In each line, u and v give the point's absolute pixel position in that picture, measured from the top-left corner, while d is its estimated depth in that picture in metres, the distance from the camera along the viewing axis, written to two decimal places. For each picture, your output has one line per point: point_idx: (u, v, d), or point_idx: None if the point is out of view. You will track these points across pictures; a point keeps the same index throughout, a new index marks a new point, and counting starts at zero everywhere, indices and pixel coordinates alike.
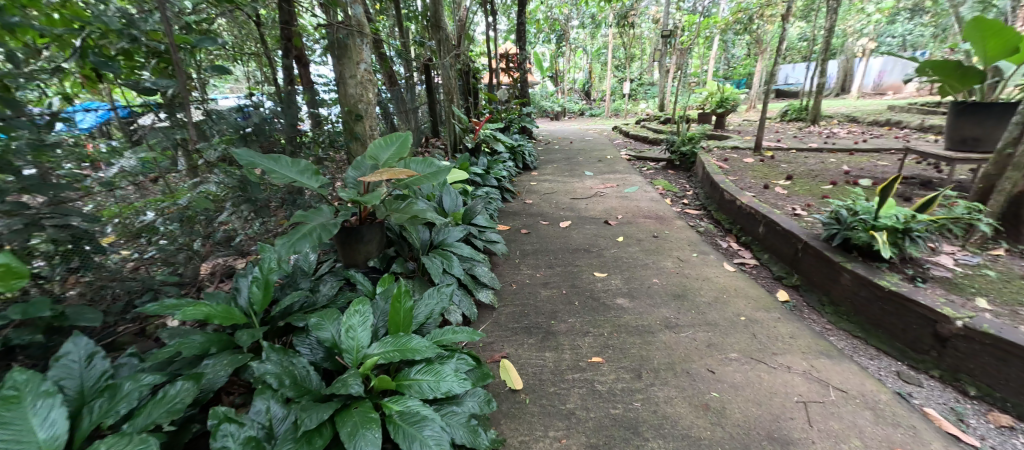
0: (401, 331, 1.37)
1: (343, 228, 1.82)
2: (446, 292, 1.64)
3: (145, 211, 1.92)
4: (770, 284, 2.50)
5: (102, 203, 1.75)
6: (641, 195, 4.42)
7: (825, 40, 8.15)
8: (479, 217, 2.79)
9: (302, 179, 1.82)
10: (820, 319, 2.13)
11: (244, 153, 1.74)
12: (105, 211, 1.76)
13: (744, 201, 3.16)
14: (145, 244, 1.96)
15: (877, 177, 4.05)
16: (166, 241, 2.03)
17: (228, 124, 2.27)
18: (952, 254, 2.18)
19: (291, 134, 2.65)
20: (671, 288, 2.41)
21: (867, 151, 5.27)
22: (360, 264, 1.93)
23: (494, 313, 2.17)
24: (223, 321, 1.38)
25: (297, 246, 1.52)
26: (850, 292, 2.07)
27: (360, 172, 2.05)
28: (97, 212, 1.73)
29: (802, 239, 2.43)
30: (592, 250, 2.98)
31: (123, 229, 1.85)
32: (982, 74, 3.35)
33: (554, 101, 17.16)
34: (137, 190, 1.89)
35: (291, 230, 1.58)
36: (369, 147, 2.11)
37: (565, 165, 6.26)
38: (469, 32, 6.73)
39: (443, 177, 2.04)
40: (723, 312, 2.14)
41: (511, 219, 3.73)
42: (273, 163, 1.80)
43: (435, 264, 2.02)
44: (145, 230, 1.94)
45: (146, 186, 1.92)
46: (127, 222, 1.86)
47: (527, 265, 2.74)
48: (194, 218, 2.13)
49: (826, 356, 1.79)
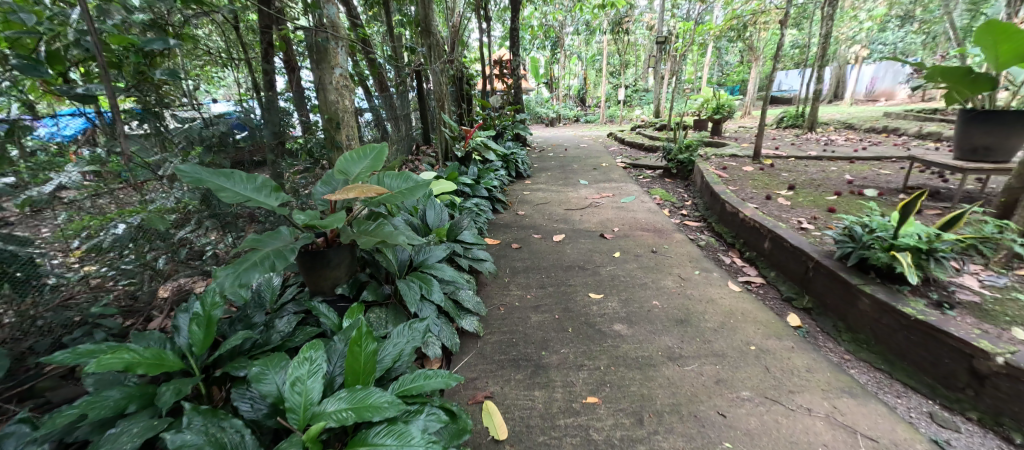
0: (361, 381, 1.17)
1: (306, 253, 1.61)
2: (419, 328, 1.43)
3: (115, 222, 1.69)
4: (780, 306, 2.31)
5: (73, 215, 1.61)
6: (638, 206, 4.24)
7: (821, 47, 8.07)
8: (466, 232, 2.59)
9: (255, 196, 1.60)
10: (837, 347, 1.94)
11: (190, 168, 1.52)
12: (79, 222, 1.61)
13: (747, 214, 2.98)
14: (116, 259, 1.73)
15: (883, 186, 3.89)
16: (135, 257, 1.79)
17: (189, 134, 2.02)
18: (976, 275, 2.01)
19: (269, 144, 2.46)
20: (673, 311, 2.21)
21: (869, 159, 5.13)
22: (326, 291, 1.73)
23: (478, 342, 1.97)
24: (150, 370, 1.17)
25: (247, 277, 1.32)
26: (869, 318, 1.89)
27: (330, 188, 1.86)
28: (68, 223, 1.59)
29: (813, 257, 2.24)
30: (587, 267, 2.78)
31: (93, 243, 1.65)
32: (994, 82, 3.16)
33: (549, 107, 17.01)
34: (109, 196, 1.70)
35: (240, 258, 1.38)
36: (339, 161, 1.90)
37: (559, 173, 6.07)
38: (461, 37, 6.55)
39: (422, 193, 1.83)
40: (732, 340, 1.95)
41: (502, 232, 3.53)
42: (224, 179, 1.57)
43: (411, 290, 1.81)
44: (111, 247, 1.69)
45: (124, 191, 1.75)
46: (95, 235, 1.65)
47: (517, 285, 2.54)
48: (152, 236, 1.82)
49: (849, 395, 1.60)
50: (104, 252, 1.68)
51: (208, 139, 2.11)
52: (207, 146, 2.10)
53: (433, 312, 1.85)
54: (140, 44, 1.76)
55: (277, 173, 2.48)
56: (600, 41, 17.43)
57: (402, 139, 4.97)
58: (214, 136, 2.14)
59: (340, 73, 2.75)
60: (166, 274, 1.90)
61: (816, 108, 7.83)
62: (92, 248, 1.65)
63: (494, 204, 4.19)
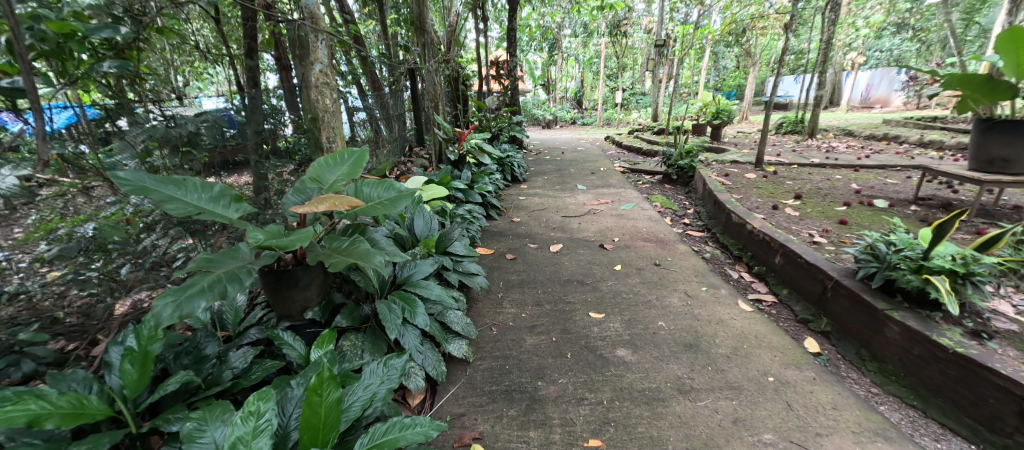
0: (321, 438, 0.97)
1: (270, 272, 1.42)
2: (396, 365, 1.24)
3: (84, 223, 1.59)
4: (795, 329, 2.13)
5: (44, 215, 1.48)
6: (639, 214, 4.05)
7: (823, 52, 7.93)
8: (457, 244, 2.40)
9: (211, 208, 1.40)
10: (862, 379, 1.77)
11: (130, 173, 1.31)
12: (46, 224, 1.49)
13: (756, 225, 2.80)
14: (83, 264, 1.59)
15: (892, 196, 3.74)
16: (100, 264, 1.63)
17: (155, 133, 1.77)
18: (1010, 298, 1.84)
19: (250, 143, 2.23)
20: (680, 334, 2.03)
21: (873, 167, 5.00)
22: (295, 315, 1.53)
23: (467, 370, 1.77)
24: (65, 421, 0.98)
25: (190, 305, 1.12)
26: (898, 348, 1.72)
27: (303, 197, 1.69)
28: (37, 225, 1.46)
29: (832, 276, 2.07)
30: (586, 282, 2.59)
31: (58, 250, 1.52)
32: (1014, 90, 2.94)
33: (546, 109, 16.80)
34: (87, 196, 1.61)
35: (184, 283, 1.18)
36: (312, 167, 1.70)
37: (556, 177, 5.89)
38: (457, 35, 6.33)
39: (405, 205, 1.63)
40: (747, 369, 1.77)
41: (495, 241, 3.33)
42: (174, 188, 1.36)
43: (392, 313, 1.61)
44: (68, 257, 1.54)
45: (102, 190, 1.64)
46: (66, 238, 1.55)
47: (511, 302, 2.35)
48: (108, 245, 1.63)
49: (883, 439, 1.43)
50: (71, 257, 1.55)
51: (175, 140, 1.85)
52: (175, 147, 1.85)
53: (416, 338, 1.66)
54: (86, 32, 1.50)
55: (258, 175, 2.29)
56: (598, 43, 17.31)
57: (394, 141, 4.76)
58: (180, 137, 1.87)
59: (321, 69, 2.51)
60: (128, 285, 1.71)
61: (817, 114, 7.71)
62: (35, 259, 1.48)
63: (489, 211, 3.99)
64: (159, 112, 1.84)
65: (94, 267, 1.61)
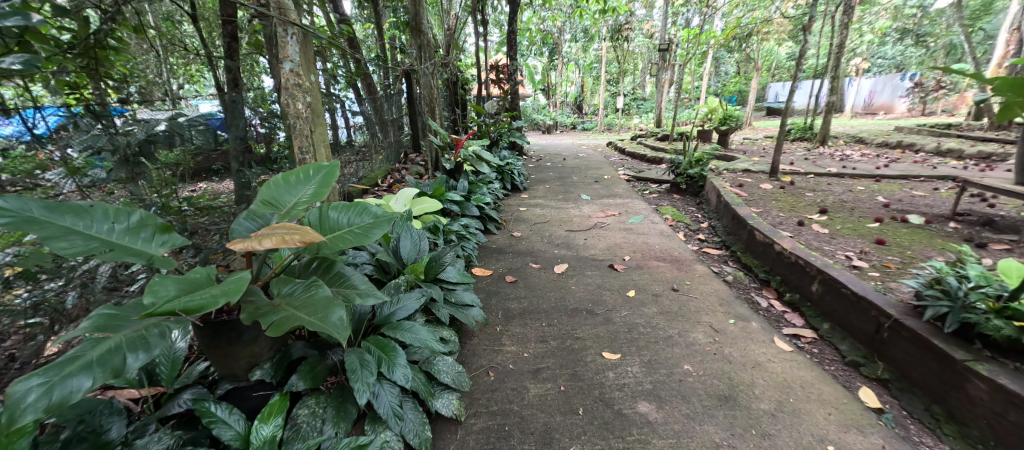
0: None
1: (204, 326, 1.12)
2: None
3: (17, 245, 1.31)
4: (846, 375, 1.81)
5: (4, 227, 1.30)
6: (649, 228, 3.74)
7: (835, 56, 7.60)
8: (448, 269, 2.08)
9: (126, 242, 1.09)
10: (939, 446, 1.46)
11: (13, 200, 0.99)
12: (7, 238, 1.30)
13: (786, 246, 2.47)
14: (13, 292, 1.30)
15: (925, 211, 3.44)
16: (58, 283, 1.41)
17: (110, 141, 1.63)
18: None
19: (233, 148, 2.16)
20: (712, 382, 1.71)
21: (894, 177, 4.70)
22: (239, 376, 1.24)
23: (458, 434, 1.46)
24: None
25: (65, 389, 0.81)
26: (985, 410, 1.41)
27: (258, 223, 1.33)
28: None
29: (890, 315, 1.74)
30: (596, 311, 2.28)
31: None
32: None
33: (546, 114, 16.44)
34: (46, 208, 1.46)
35: (68, 354, 0.87)
36: (266, 186, 1.38)
37: (558, 186, 5.57)
38: (455, 36, 5.99)
39: (380, 234, 1.34)
40: (799, 434, 1.46)
41: (493, 260, 3.01)
42: (76, 218, 1.04)
43: (364, 367, 1.29)
44: None
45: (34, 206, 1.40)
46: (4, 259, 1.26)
47: (512, 337, 2.03)
48: (38, 272, 1.34)
49: None
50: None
51: (123, 150, 1.67)
52: (123, 157, 1.67)
53: (393, 397, 1.34)
54: None
55: (239, 184, 2.18)
56: (599, 48, 17.08)
57: (387, 147, 4.46)
58: (129, 145, 1.69)
59: (291, 68, 2.04)
60: (74, 316, 1.43)
61: (828, 120, 7.39)
62: None
63: (486, 224, 3.67)
64: (130, 118, 1.73)
65: (52, 285, 1.39)
